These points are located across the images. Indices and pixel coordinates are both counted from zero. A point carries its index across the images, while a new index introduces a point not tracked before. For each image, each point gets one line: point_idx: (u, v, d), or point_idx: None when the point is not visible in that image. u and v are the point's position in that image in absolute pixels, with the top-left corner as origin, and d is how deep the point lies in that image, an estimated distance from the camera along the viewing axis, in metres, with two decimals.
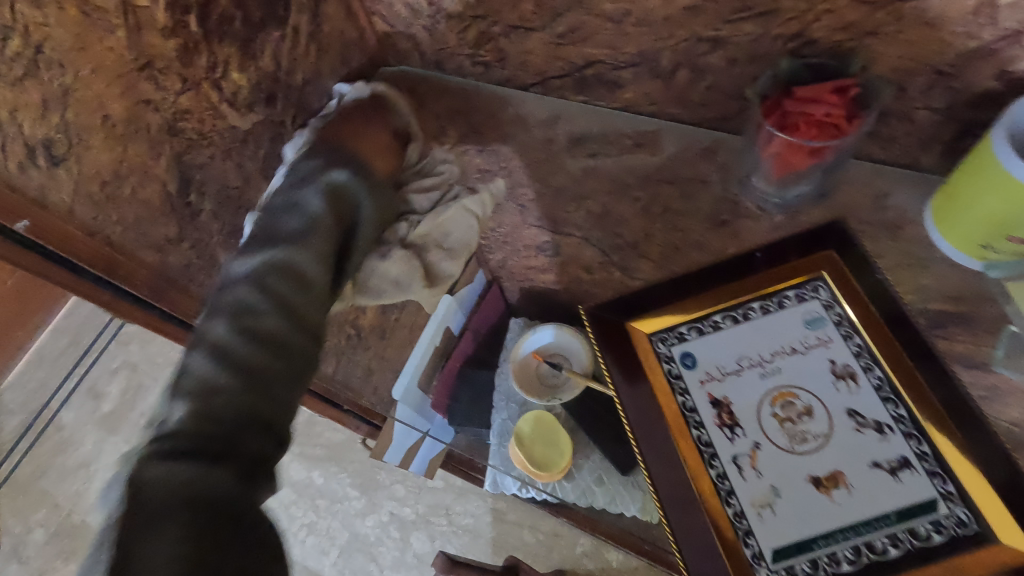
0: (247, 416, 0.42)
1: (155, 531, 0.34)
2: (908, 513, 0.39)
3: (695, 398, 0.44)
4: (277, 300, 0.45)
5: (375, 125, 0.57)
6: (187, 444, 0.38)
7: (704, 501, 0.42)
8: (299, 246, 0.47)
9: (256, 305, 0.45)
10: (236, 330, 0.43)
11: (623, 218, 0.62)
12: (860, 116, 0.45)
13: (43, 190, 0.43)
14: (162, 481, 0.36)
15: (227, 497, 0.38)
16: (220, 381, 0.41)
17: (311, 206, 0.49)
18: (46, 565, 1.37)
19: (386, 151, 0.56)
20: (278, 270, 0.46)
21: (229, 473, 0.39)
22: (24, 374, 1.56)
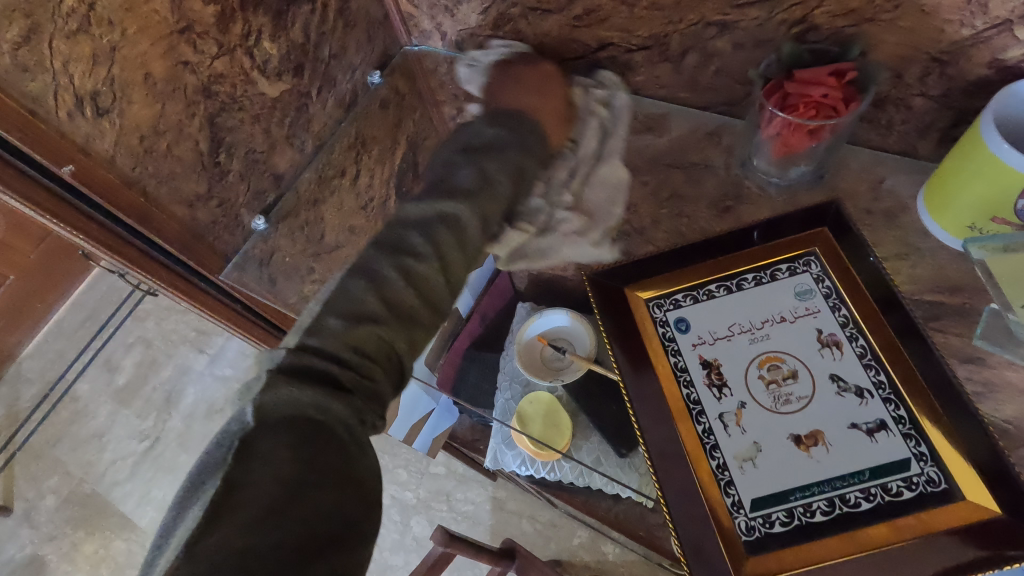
0: (379, 365, 0.42)
1: (272, 439, 0.35)
2: (882, 471, 0.41)
3: (687, 359, 0.46)
4: (416, 278, 0.45)
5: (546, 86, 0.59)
6: (314, 374, 0.39)
7: (688, 453, 0.44)
8: (468, 203, 0.48)
9: (417, 248, 0.46)
10: (410, 253, 0.46)
11: (631, 204, 0.61)
12: (857, 99, 0.47)
13: (89, 139, 0.47)
14: (286, 403, 0.37)
15: (334, 430, 0.38)
16: (368, 314, 0.43)
17: (488, 170, 0.50)
18: (57, 529, 1.43)
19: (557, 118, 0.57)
20: (442, 225, 0.47)
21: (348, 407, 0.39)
22: (42, 345, 1.62)
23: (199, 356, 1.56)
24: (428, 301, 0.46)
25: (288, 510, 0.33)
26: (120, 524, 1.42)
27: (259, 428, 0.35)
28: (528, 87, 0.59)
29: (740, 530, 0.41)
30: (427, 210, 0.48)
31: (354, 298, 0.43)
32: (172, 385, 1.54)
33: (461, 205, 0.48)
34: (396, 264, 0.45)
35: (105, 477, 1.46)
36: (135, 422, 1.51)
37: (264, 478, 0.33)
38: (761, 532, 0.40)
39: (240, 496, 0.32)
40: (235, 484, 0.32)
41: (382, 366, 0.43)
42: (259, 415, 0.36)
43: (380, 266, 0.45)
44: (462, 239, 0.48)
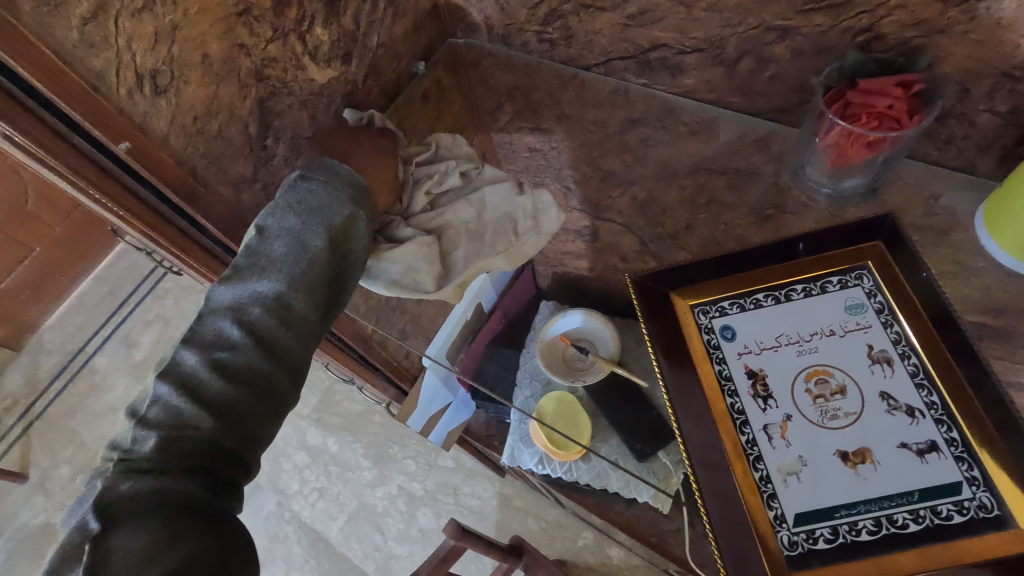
0: (228, 448, 0.37)
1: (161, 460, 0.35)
2: (931, 494, 0.40)
3: (732, 368, 0.46)
4: (265, 339, 0.40)
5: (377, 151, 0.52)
6: (206, 394, 0.37)
7: (732, 462, 0.43)
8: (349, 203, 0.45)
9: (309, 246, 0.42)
10: (243, 305, 0.40)
11: (666, 208, 0.64)
12: (921, 112, 0.46)
13: (145, 117, 0.47)
14: (138, 493, 0.34)
15: (194, 504, 0.35)
16: (208, 398, 0.37)
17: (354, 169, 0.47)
18: (71, 497, 1.47)
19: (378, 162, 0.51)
20: (260, 300, 0.40)
21: (195, 482, 0.35)
22: (65, 317, 1.68)
23: None
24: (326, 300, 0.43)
25: (165, 537, 0.33)
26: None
27: (149, 455, 0.34)
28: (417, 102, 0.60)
29: (783, 544, 0.40)
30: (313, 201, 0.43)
31: (176, 379, 0.37)
32: None
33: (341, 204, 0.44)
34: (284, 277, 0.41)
35: None
36: None
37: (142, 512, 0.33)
38: (805, 548, 0.40)
39: (120, 525, 0.32)
40: (98, 559, 0.31)
41: (233, 448, 0.38)
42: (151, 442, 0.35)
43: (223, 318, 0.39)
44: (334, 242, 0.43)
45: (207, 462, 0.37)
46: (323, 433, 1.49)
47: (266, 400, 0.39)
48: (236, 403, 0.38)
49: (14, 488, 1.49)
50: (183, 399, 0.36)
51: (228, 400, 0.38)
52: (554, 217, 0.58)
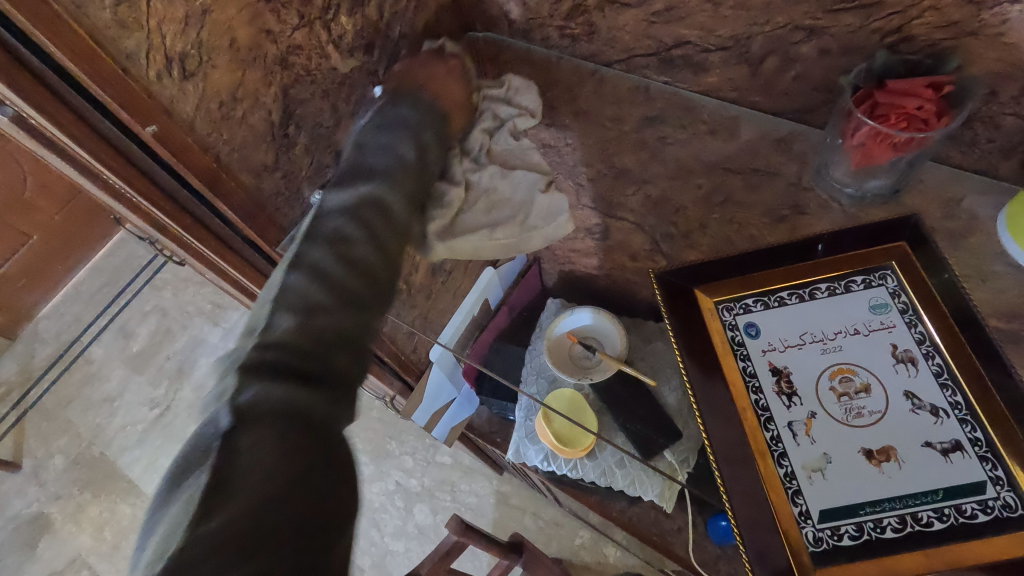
0: (342, 344, 0.40)
1: (257, 429, 0.33)
2: (956, 493, 0.40)
3: (756, 365, 0.46)
4: (372, 235, 0.44)
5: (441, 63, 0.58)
6: (279, 367, 0.37)
7: (757, 458, 0.43)
8: (383, 182, 0.46)
9: (348, 233, 0.43)
10: (352, 211, 0.44)
11: (680, 207, 0.64)
12: (950, 113, 0.46)
13: (172, 101, 0.47)
14: (265, 399, 0.35)
15: (314, 418, 0.37)
16: (323, 300, 0.40)
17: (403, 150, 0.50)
18: (65, 487, 1.46)
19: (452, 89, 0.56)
20: (373, 206, 0.45)
21: (319, 396, 0.38)
22: (62, 306, 1.66)
23: (214, 330, 1.61)
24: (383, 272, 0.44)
25: (277, 508, 0.32)
26: (127, 489, 1.45)
27: (236, 425, 0.33)
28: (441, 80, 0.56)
29: (808, 541, 0.40)
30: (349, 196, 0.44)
31: (293, 287, 0.40)
32: (186, 355, 1.59)
33: (379, 184, 0.46)
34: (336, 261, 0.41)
35: (114, 442, 1.50)
36: (148, 389, 1.56)
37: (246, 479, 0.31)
38: (829, 545, 0.40)
39: (227, 496, 0.31)
40: (221, 476, 0.31)
41: (346, 341, 0.41)
42: (234, 412, 0.33)
43: (336, 220, 0.43)
44: (379, 221, 0.44)
45: (325, 356, 0.39)
46: None
47: (371, 293, 0.43)
48: (350, 296, 0.41)
49: (7, 477, 1.49)
50: (306, 295, 0.40)
51: (344, 291, 0.41)
52: (562, 224, 0.60)
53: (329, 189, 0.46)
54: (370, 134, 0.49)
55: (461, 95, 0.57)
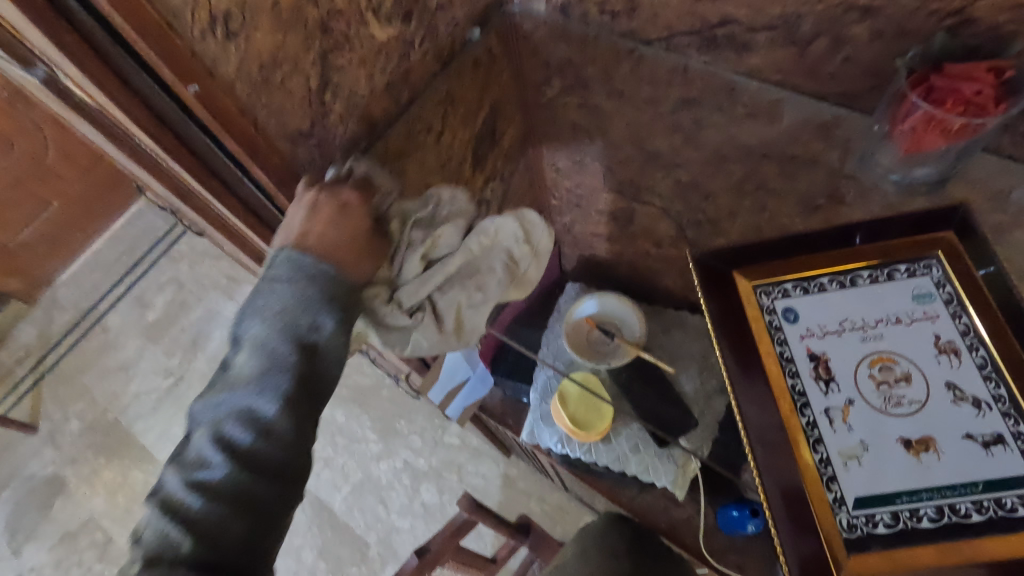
0: (233, 542, 0.39)
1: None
2: (997, 485, 0.39)
3: (794, 350, 0.45)
4: (255, 462, 0.40)
5: (350, 214, 0.48)
6: (193, 535, 0.38)
7: (791, 443, 0.43)
8: (292, 381, 0.41)
9: (245, 434, 0.40)
10: (224, 429, 0.40)
11: (710, 193, 0.66)
12: (1008, 101, 0.44)
13: (215, 60, 0.46)
14: None
15: None
16: (199, 510, 0.38)
17: (323, 321, 0.43)
18: (81, 451, 1.49)
19: (359, 237, 0.48)
20: (245, 412, 0.41)
21: (200, 574, 0.37)
22: (80, 274, 1.68)
23: (229, 304, 1.63)
24: (292, 464, 0.42)
25: None
26: (140, 456, 1.48)
27: None
28: (329, 226, 0.46)
29: (842, 526, 0.40)
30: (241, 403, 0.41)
31: (171, 494, 0.39)
32: (201, 327, 1.61)
33: (258, 396, 0.41)
34: (230, 465, 0.39)
35: (129, 410, 1.53)
36: (163, 359, 1.58)
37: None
38: (863, 532, 0.40)
39: None
40: None
41: (241, 544, 0.39)
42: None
43: (206, 444, 0.40)
44: (265, 438, 0.40)
45: (211, 557, 0.38)
46: (331, 405, 1.49)
47: (252, 513, 0.40)
48: (231, 497, 0.39)
49: (25, 439, 1.51)
50: (174, 524, 0.38)
51: (230, 494, 0.39)
52: (545, 233, 0.58)
53: (201, 398, 0.42)
54: (251, 315, 0.43)
55: (364, 234, 0.49)
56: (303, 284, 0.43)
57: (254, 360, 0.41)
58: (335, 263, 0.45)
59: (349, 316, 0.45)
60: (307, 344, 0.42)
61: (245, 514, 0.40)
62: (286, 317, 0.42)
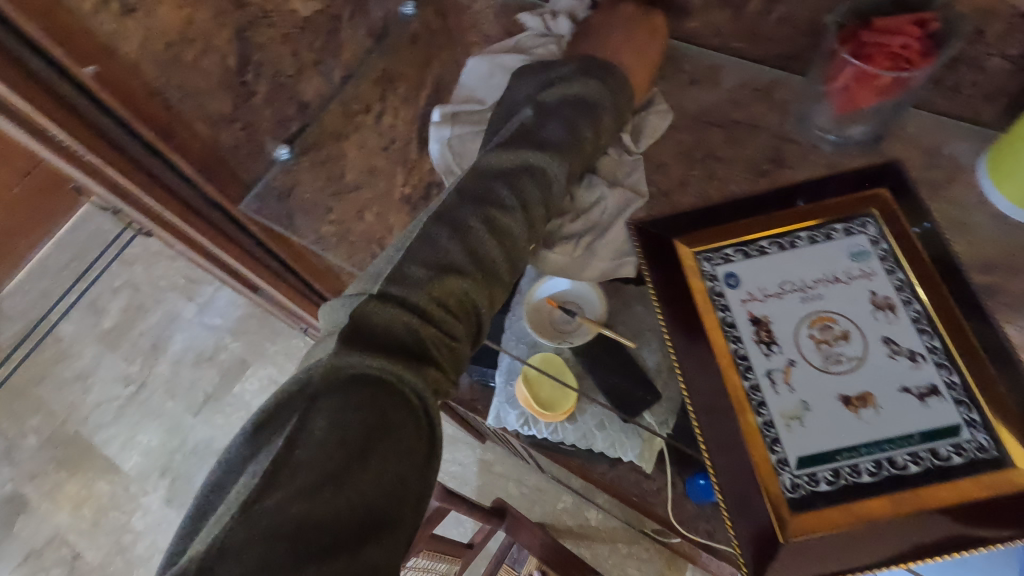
0: (403, 428, 0.36)
1: (337, 400, 0.35)
2: (932, 435, 0.40)
3: (736, 315, 0.45)
4: (430, 331, 0.40)
5: (637, 31, 0.55)
6: (392, 347, 0.38)
7: (735, 408, 0.43)
8: (558, 157, 0.48)
9: (506, 200, 0.45)
10: (421, 268, 0.41)
11: (662, 163, 0.59)
12: (935, 53, 0.44)
13: (114, 38, 0.43)
14: (297, 497, 0.31)
15: (384, 514, 0.34)
16: (370, 377, 0.36)
17: (580, 124, 0.49)
18: (39, 467, 1.43)
19: (646, 54, 0.56)
20: (444, 268, 0.42)
21: (372, 474, 0.34)
22: (26, 283, 1.60)
23: (189, 305, 1.57)
24: (472, 309, 0.44)
25: None
26: (103, 467, 1.42)
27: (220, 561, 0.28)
28: (642, 47, 0.55)
29: (785, 487, 0.40)
30: (514, 159, 0.46)
31: (341, 364, 0.36)
32: (159, 330, 1.55)
33: (455, 243, 0.43)
34: (426, 271, 0.41)
35: (89, 420, 1.47)
36: (121, 366, 1.52)
37: (311, 446, 0.33)
38: (807, 491, 0.40)
39: None
40: None
41: (416, 432, 0.37)
42: (320, 381, 0.35)
43: (389, 306, 0.39)
44: (498, 231, 0.45)
45: (366, 448, 0.34)
46: None
47: (410, 392, 0.37)
48: (396, 374, 0.37)
49: None
50: (370, 358, 0.37)
51: (395, 363, 0.38)
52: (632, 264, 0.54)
53: (401, 245, 0.43)
54: (495, 152, 0.47)
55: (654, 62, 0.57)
56: (596, 80, 0.51)
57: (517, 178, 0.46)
58: (624, 69, 0.54)
59: (617, 112, 0.52)
60: (598, 124, 0.50)
61: (405, 390, 0.37)
62: (570, 112, 0.49)
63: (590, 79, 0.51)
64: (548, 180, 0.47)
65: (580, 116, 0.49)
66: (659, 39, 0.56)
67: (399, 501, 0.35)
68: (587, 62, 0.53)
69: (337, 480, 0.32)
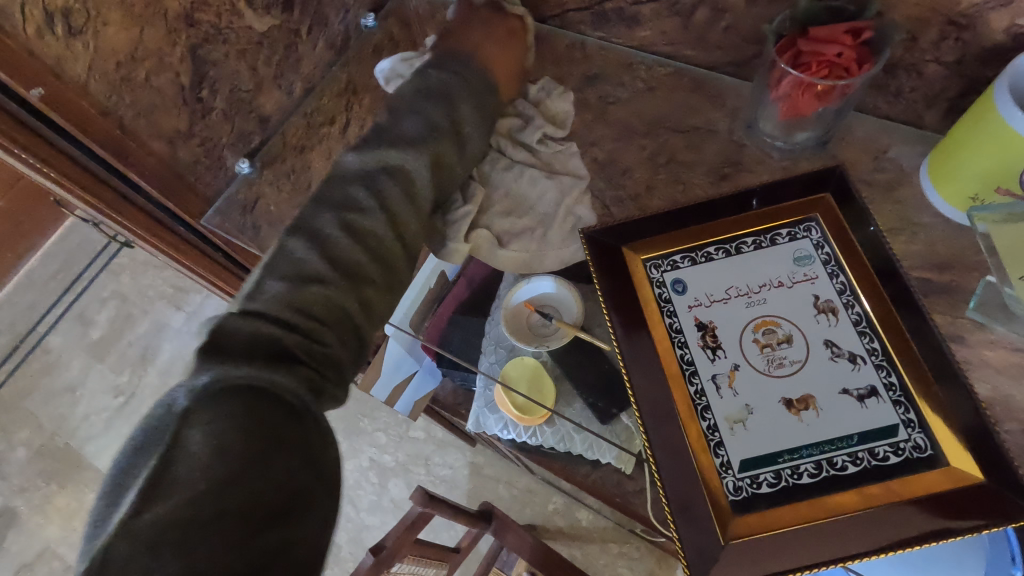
0: (290, 419, 0.36)
1: (211, 411, 0.33)
2: (870, 436, 0.41)
3: (682, 320, 0.46)
4: (311, 335, 0.41)
5: (493, 30, 0.57)
6: (259, 352, 0.38)
7: (680, 412, 0.43)
8: (417, 152, 0.48)
9: (362, 203, 0.45)
10: (304, 281, 0.41)
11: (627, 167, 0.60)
12: (871, 60, 0.45)
13: (60, 61, 0.44)
14: (184, 499, 0.30)
15: (284, 495, 0.34)
16: (252, 376, 0.36)
17: (435, 114, 0.50)
18: (28, 480, 1.43)
19: (504, 53, 0.57)
20: (317, 283, 0.42)
21: (266, 461, 0.34)
22: (14, 296, 1.60)
23: (176, 314, 1.57)
24: (350, 315, 0.43)
25: None
26: (93, 478, 1.42)
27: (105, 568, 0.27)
28: (491, 37, 0.57)
29: (728, 490, 0.41)
30: (370, 160, 0.46)
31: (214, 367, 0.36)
32: (148, 341, 1.55)
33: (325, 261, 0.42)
34: (284, 283, 0.41)
35: (79, 432, 1.46)
36: (110, 376, 1.52)
37: (189, 462, 0.32)
38: (749, 493, 0.41)
39: None
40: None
41: (296, 426, 0.37)
42: (191, 396, 0.34)
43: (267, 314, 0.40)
44: (358, 234, 0.44)
45: (264, 438, 0.34)
46: None
47: (285, 392, 0.37)
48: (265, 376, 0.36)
49: None
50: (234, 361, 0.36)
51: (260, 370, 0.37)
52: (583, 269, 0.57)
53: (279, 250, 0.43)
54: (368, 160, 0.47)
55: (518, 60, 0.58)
56: (450, 72, 0.53)
57: (373, 182, 0.46)
58: (483, 72, 0.54)
59: (479, 110, 0.53)
60: (452, 119, 0.51)
61: (278, 387, 0.37)
62: (424, 106, 0.50)
63: (447, 73, 0.52)
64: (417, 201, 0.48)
65: (448, 73, 0.52)
66: (508, 40, 0.58)
67: (294, 491, 0.35)
68: (449, 52, 0.55)
69: (239, 467, 0.33)
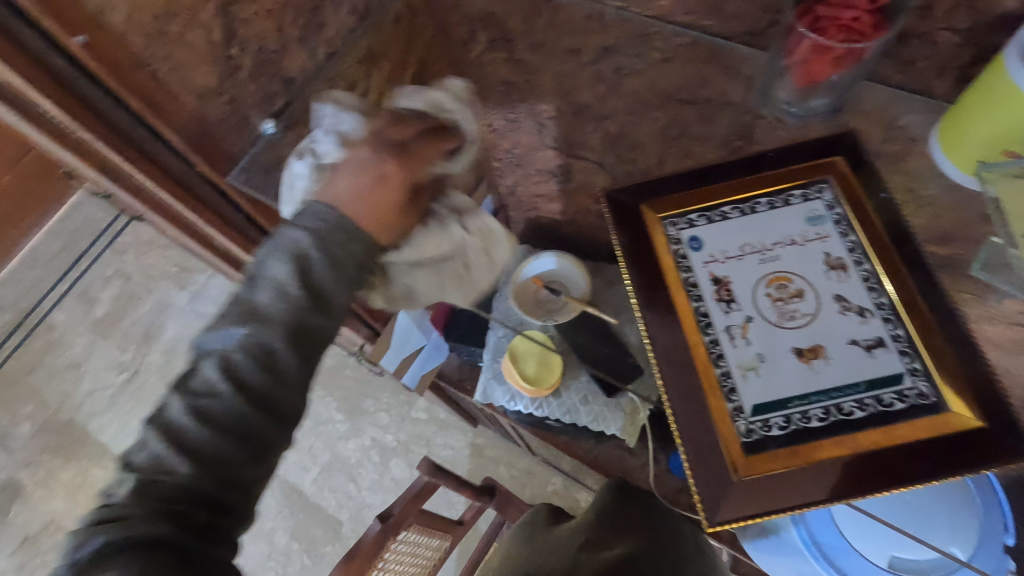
0: (176, 553, 0.37)
1: (108, 572, 0.35)
2: (877, 383, 0.43)
3: (698, 275, 0.48)
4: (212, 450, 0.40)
5: (359, 175, 0.47)
6: (176, 480, 0.39)
7: (695, 361, 0.45)
8: (269, 321, 0.42)
9: (265, 316, 0.42)
10: (205, 388, 0.41)
11: (637, 143, 0.67)
12: (886, 25, 0.47)
13: (99, 9, 0.45)
14: None
15: None
16: (147, 530, 0.37)
17: (283, 278, 0.42)
18: (32, 454, 1.45)
19: (375, 197, 0.46)
20: (205, 393, 0.40)
21: None
22: (19, 272, 1.61)
23: (181, 293, 1.59)
24: (263, 428, 0.42)
25: None
26: (98, 453, 1.45)
27: None
28: (361, 192, 0.46)
29: (740, 432, 0.43)
30: (282, 246, 0.43)
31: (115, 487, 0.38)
32: (152, 319, 1.57)
33: (259, 335, 0.41)
34: (194, 393, 0.40)
35: (82, 408, 1.49)
36: (115, 354, 1.53)
37: None
38: (759, 435, 0.43)
39: None
40: None
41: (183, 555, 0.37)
42: (96, 544, 0.36)
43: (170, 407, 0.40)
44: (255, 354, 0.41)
45: None
46: None
47: (185, 520, 0.38)
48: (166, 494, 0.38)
49: None
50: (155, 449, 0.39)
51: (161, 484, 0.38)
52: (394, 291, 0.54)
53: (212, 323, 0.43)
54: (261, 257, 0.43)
55: (390, 203, 0.47)
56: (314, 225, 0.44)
57: (258, 286, 0.43)
58: (342, 198, 0.46)
59: (319, 220, 0.44)
60: (346, 236, 0.44)
61: (184, 524, 0.38)
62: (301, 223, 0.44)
63: (306, 221, 0.44)
64: (311, 327, 0.43)
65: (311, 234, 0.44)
66: (377, 180, 0.46)
67: None
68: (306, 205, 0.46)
69: None
